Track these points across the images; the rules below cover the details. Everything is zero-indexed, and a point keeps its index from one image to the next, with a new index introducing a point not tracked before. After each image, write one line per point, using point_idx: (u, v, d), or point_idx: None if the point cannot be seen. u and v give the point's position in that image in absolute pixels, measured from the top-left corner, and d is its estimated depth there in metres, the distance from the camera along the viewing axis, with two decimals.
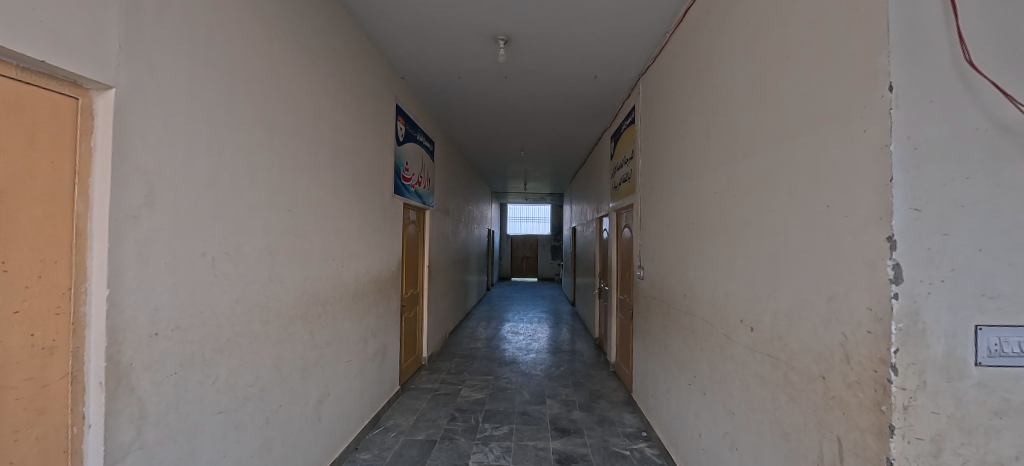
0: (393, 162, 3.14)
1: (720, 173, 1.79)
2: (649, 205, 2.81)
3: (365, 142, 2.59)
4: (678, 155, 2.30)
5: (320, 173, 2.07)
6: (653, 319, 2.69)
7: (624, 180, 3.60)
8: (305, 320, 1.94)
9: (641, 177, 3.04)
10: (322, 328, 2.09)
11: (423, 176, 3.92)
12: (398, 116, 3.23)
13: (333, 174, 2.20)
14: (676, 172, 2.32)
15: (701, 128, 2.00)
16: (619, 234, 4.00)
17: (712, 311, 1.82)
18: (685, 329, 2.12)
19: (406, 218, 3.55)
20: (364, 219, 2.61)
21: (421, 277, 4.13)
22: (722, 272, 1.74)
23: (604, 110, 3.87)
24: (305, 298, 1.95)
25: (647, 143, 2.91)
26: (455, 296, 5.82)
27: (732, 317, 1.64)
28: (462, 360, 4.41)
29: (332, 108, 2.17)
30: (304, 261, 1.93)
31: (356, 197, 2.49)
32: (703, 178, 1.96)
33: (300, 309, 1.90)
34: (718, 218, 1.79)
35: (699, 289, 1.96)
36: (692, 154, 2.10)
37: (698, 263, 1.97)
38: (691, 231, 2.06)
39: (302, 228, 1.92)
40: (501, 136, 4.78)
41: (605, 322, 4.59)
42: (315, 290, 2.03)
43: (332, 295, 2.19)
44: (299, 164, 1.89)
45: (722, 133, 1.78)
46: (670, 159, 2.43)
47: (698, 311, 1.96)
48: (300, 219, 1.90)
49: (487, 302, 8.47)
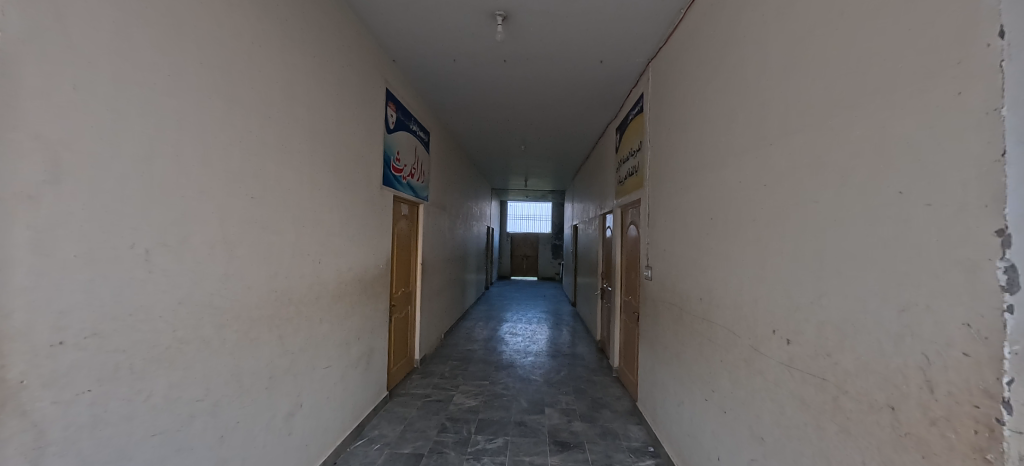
0: (383, 151, 2.91)
1: (746, 160, 1.55)
2: (659, 200, 2.58)
3: (349, 128, 2.36)
4: (694, 142, 2.06)
5: (293, 158, 1.84)
6: (662, 325, 2.46)
7: (631, 174, 3.35)
8: (273, 323, 1.72)
9: (650, 169, 2.80)
10: (295, 332, 1.87)
11: (416, 168, 3.69)
12: (389, 101, 3.00)
13: (309, 160, 1.97)
14: (691, 162, 2.08)
15: (722, 111, 1.77)
16: (624, 232, 3.75)
17: (735, 319, 1.59)
18: (702, 337, 1.88)
19: (397, 213, 3.32)
20: (348, 213, 2.38)
21: (414, 275, 3.90)
22: (747, 274, 1.51)
23: (610, 100, 3.63)
24: (274, 298, 1.72)
25: (657, 133, 2.68)
26: (451, 296, 5.59)
27: (762, 327, 1.41)
28: (457, 363, 4.18)
29: (307, 86, 1.94)
30: (272, 256, 1.70)
31: (338, 187, 2.26)
32: (724, 167, 1.72)
33: (267, 311, 1.68)
34: (743, 212, 1.56)
35: (719, 293, 1.72)
36: (711, 141, 1.86)
37: (718, 264, 1.74)
38: (710, 228, 1.83)
39: (271, 219, 1.70)
40: (500, 128, 4.53)
41: (608, 324, 4.36)
42: (286, 288, 1.80)
43: (308, 295, 1.97)
44: (266, 146, 1.66)
45: (749, 114, 1.55)
46: (684, 147, 2.19)
47: (718, 318, 1.73)
48: (268, 209, 1.67)
49: (486, 302, 8.24)
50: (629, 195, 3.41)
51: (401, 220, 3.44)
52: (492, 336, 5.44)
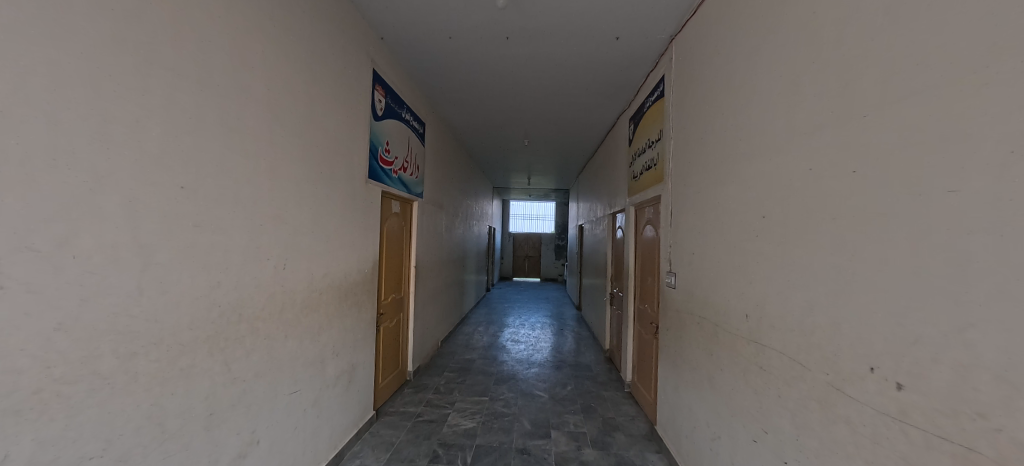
0: (370, 140, 2.57)
1: (814, 141, 1.20)
2: (684, 196, 2.23)
3: (324, 110, 2.02)
4: (735, 125, 1.70)
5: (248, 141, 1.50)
6: (688, 341, 2.11)
7: (648, 167, 3.00)
8: (216, 345, 1.38)
9: (672, 161, 2.45)
10: (249, 353, 1.54)
11: (410, 161, 3.34)
12: (376, 83, 2.64)
13: (269, 145, 1.63)
14: (730, 149, 1.73)
15: (777, 83, 1.41)
16: (639, 232, 3.38)
17: (799, 346, 1.24)
18: (747, 363, 1.53)
19: (386, 210, 2.98)
20: (324, 209, 2.04)
21: (407, 279, 3.55)
22: (818, 289, 1.16)
23: (623, 85, 3.27)
24: (217, 314, 1.39)
25: (682, 119, 2.32)
26: (450, 300, 5.26)
27: (847, 361, 1.05)
28: (454, 374, 3.83)
29: (268, 56, 1.60)
30: (215, 263, 1.37)
31: (311, 178, 1.92)
32: (779, 152, 1.37)
33: (206, 331, 1.34)
34: (808, 207, 1.21)
35: (773, 311, 1.37)
36: (759, 121, 1.51)
37: (774, 274, 1.39)
38: (760, 228, 1.48)
39: (215, 216, 1.36)
40: (503, 118, 4.17)
41: (619, 333, 4.00)
42: (236, 302, 1.47)
43: (267, 308, 1.63)
44: (208, 125, 1.33)
45: (818, 81, 1.19)
46: (720, 132, 1.83)
47: (772, 342, 1.38)
48: (209, 203, 1.34)
49: (486, 305, 7.90)
50: (645, 191, 3.05)
51: (391, 218, 3.09)
52: (493, 343, 5.08)
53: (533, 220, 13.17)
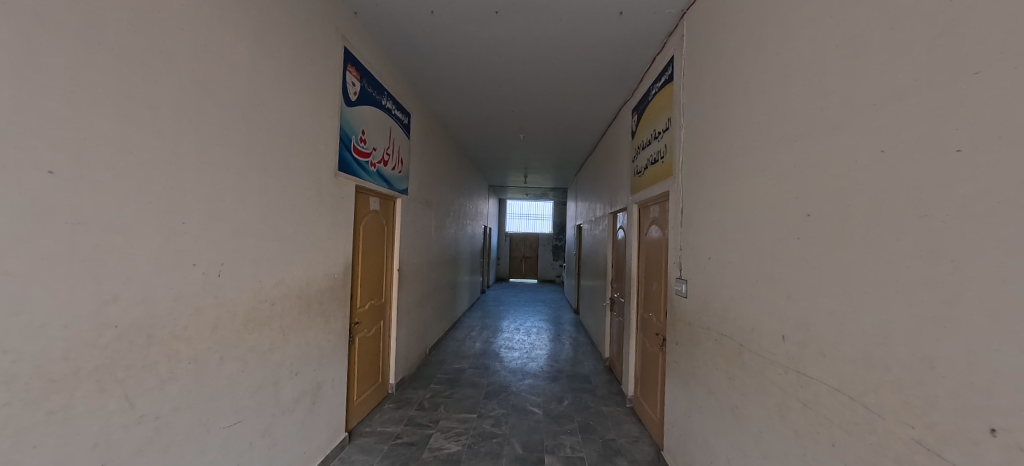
0: (340, 127, 2.27)
1: (886, 114, 0.91)
2: (699, 192, 1.93)
3: (279, 89, 1.72)
4: (766, 105, 1.40)
5: (163, 119, 1.20)
6: (703, 359, 1.82)
7: (653, 161, 2.70)
8: (113, 376, 1.08)
9: (683, 152, 2.16)
10: (166, 381, 1.24)
11: (391, 154, 3.03)
12: (349, 63, 2.33)
13: (198, 125, 1.32)
14: (761, 134, 1.43)
15: (826, 47, 1.12)
16: (642, 233, 3.08)
17: (864, 381, 0.95)
18: (783, 394, 1.24)
19: (362, 207, 2.67)
20: (278, 205, 1.74)
21: (389, 283, 3.25)
22: (896, 310, 0.87)
23: (626, 72, 2.97)
24: (115, 336, 1.08)
25: (695, 103, 2.02)
26: (441, 304, 4.95)
27: (947, 412, 0.76)
28: (441, 387, 3.52)
29: (200, 16, 1.31)
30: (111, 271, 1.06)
31: (260, 168, 1.62)
32: (831, 132, 1.08)
33: (97, 359, 1.04)
34: (877, 201, 0.92)
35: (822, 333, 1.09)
36: (802, 96, 1.21)
37: (823, 287, 1.10)
38: (802, 229, 1.19)
39: (113, 211, 1.06)
40: (495, 110, 3.86)
41: (620, 341, 3.70)
42: (147, 319, 1.17)
43: (194, 324, 1.33)
44: (103, 92, 1.03)
45: (892, 36, 0.90)
46: (747, 114, 1.53)
47: (821, 373, 1.09)
48: (106, 195, 1.04)
49: (481, 308, 7.60)
50: (651, 188, 2.75)
51: (368, 216, 2.78)
52: (486, 349, 4.79)
53: (531, 220, 12.88)
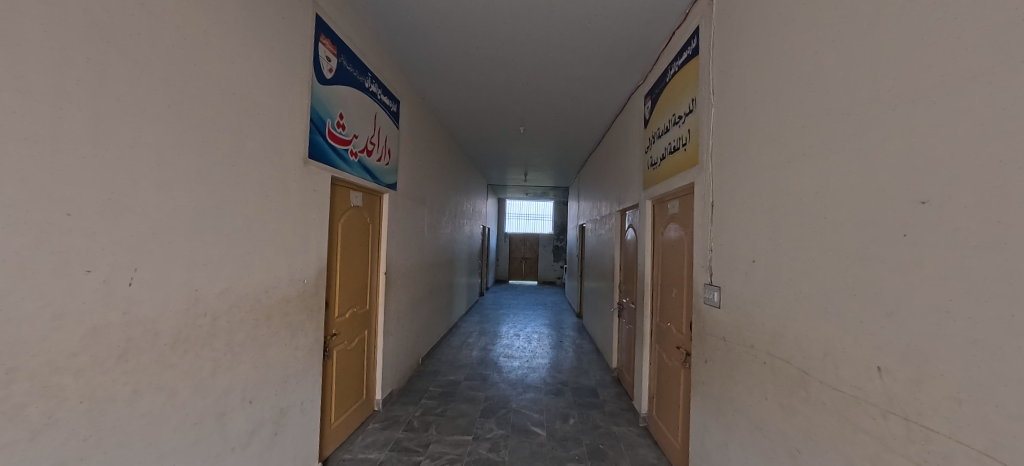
0: (312, 109, 1.94)
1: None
2: (736, 182, 1.61)
3: (226, 53, 1.39)
4: (838, 64, 1.08)
5: (38, 71, 0.87)
6: (746, 384, 1.49)
7: (672, 150, 2.38)
8: None
9: (712, 137, 1.84)
10: (46, 430, 0.91)
11: (376, 143, 2.70)
12: (321, 33, 2.00)
13: (100, 86, 1.00)
14: (827, 102, 1.11)
15: None
16: (657, 232, 2.74)
17: None
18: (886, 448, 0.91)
19: (341, 202, 2.34)
20: (225, 195, 1.41)
21: (374, 288, 2.91)
22: None
23: (638, 52, 2.64)
24: None
25: (730, 77, 1.69)
26: (436, 309, 4.61)
27: None
28: (433, 402, 3.18)
29: None
30: None
31: (199, 148, 1.30)
32: (962, 84, 0.76)
33: None
34: None
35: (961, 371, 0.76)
36: (901, 43, 0.89)
37: (957, 304, 0.77)
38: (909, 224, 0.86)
39: None
40: (493, 98, 3.53)
41: (631, 351, 3.36)
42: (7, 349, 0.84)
43: (93, 349, 1.00)
44: None
45: None
46: (805, 80, 1.21)
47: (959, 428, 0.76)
48: None
49: (479, 311, 7.26)
50: (668, 181, 2.42)
51: (348, 212, 2.45)
52: (483, 358, 4.44)
53: (531, 220, 12.55)
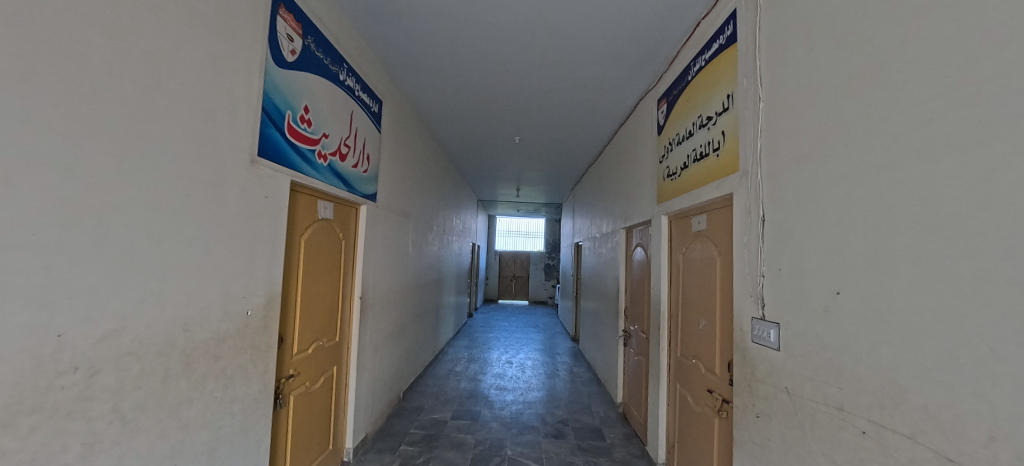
0: (266, 101, 1.56)
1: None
2: (795, 195, 1.31)
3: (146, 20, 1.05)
4: (1006, 6, 0.73)
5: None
6: (823, 451, 1.15)
7: (693, 157, 2.08)
8: None
9: (757, 141, 1.52)
10: None
11: (352, 146, 2.33)
12: (281, 4, 1.62)
13: None
14: (984, 71, 0.76)
15: None
16: (677, 252, 2.36)
17: None
18: None
19: (303, 213, 1.94)
20: (140, 204, 1.06)
21: (347, 316, 2.46)
22: None
23: (652, 50, 2.34)
24: None
25: (784, 60, 1.38)
26: (420, 335, 4.13)
27: None
28: (414, 449, 2.74)
29: None
30: None
31: (104, 147, 0.96)
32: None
33: None
34: None
35: None
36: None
37: None
38: None
39: None
40: (487, 104, 3.19)
41: (641, 387, 2.97)
42: None
43: None
44: None
45: None
46: (930, 38, 0.86)
47: None
48: None
49: (469, 335, 6.78)
50: (689, 194, 2.10)
51: (313, 226, 2.04)
52: (473, 389, 3.98)
53: (522, 237, 12.22)
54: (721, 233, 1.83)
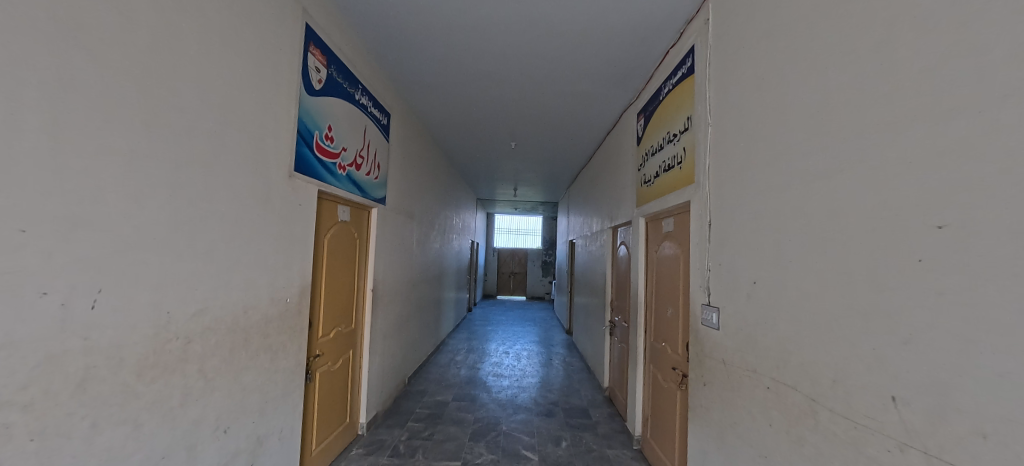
0: (299, 124, 1.87)
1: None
2: (730, 205, 1.63)
3: (218, 74, 1.36)
4: (847, 80, 1.04)
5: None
6: (744, 406, 1.48)
7: (663, 168, 2.39)
8: None
9: (706, 159, 1.84)
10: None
11: (366, 156, 2.63)
12: (311, 43, 1.93)
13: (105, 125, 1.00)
14: (836, 124, 1.08)
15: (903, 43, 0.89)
16: (651, 250, 2.69)
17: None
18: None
19: (327, 217, 2.26)
20: (215, 215, 1.38)
21: (361, 306, 2.79)
22: None
23: (630, 72, 2.64)
24: None
25: (725, 96, 1.69)
26: (424, 327, 4.47)
27: None
28: (420, 425, 3.08)
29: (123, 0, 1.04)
30: None
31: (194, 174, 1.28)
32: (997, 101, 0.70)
33: None
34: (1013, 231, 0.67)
35: (945, 394, 0.79)
36: (922, 56, 0.84)
37: (924, 334, 0.83)
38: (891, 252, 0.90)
39: None
40: (485, 116, 3.50)
41: (623, 371, 3.31)
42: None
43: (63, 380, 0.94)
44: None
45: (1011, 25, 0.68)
46: (808, 97, 1.18)
47: (945, 446, 0.79)
48: None
49: (469, 328, 7.13)
50: (660, 200, 2.42)
51: (335, 227, 2.36)
52: (473, 375, 4.33)
53: (520, 234, 12.54)
54: (683, 234, 2.16)
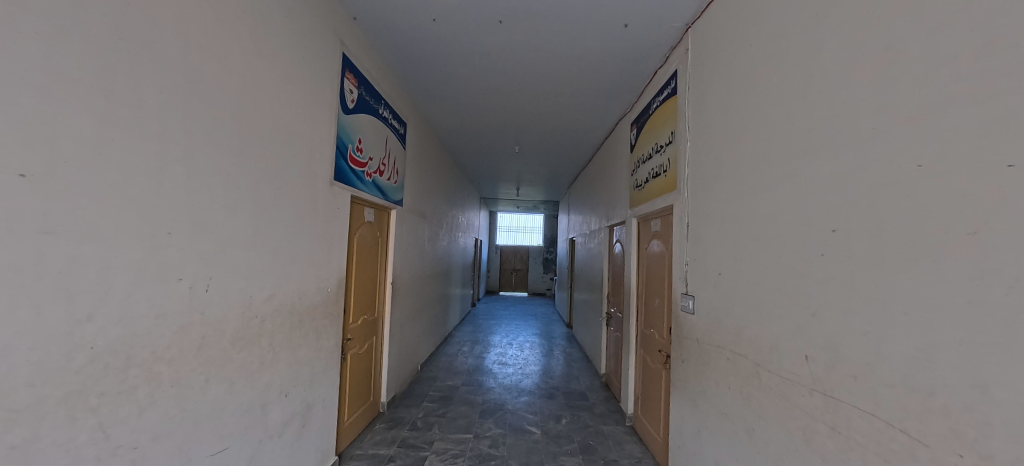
0: (337, 139, 2.18)
1: (939, 118, 0.82)
2: (704, 210, 1.94)
3: (282, 104, 1.68)
4: (783, 116, 1.34)
5: (126, 108, 1.01)
6: (711, 376, 1.80)
7: (652, 174, 2.70)
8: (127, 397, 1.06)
9: (686, 169, 2.15)
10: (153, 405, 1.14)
11: (387, 164, 2.95)
12: (346, 69, 2.24)
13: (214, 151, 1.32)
14: (775, 149, 1.38)
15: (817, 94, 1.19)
16: (642, 247, 3.00)
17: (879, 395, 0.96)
18: (800, 408, 1.24)
19: (356, 218, 2.58)
20: (279, 218, 1.70)
21: (382, 297, 3.12)
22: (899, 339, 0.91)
23: (624, 88, 2.94)
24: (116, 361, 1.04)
25: (700, 117, 2.00)
26: (433, 319, 4.79)
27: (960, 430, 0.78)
28: (434, 405, 3.42)
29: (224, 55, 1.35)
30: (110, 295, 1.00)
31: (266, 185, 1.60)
32: (864, 143, 1.01)
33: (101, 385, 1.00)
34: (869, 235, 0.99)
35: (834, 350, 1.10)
36: (827, 105, 1.14)
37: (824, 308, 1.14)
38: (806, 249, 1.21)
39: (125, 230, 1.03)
40: (492, 124, 3.81)
41: (618, 358, 3.63)
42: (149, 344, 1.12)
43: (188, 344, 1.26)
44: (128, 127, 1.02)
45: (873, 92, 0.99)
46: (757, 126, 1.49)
47: (835, 388, 1.10)
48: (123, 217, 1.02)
49: (473, 323, 7.45)
50: (649, 202, 2.72)
51: (362, 227, 2.68)
52: (479, 364, 4.66)
53: (521, 233, 12.85)
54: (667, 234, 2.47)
